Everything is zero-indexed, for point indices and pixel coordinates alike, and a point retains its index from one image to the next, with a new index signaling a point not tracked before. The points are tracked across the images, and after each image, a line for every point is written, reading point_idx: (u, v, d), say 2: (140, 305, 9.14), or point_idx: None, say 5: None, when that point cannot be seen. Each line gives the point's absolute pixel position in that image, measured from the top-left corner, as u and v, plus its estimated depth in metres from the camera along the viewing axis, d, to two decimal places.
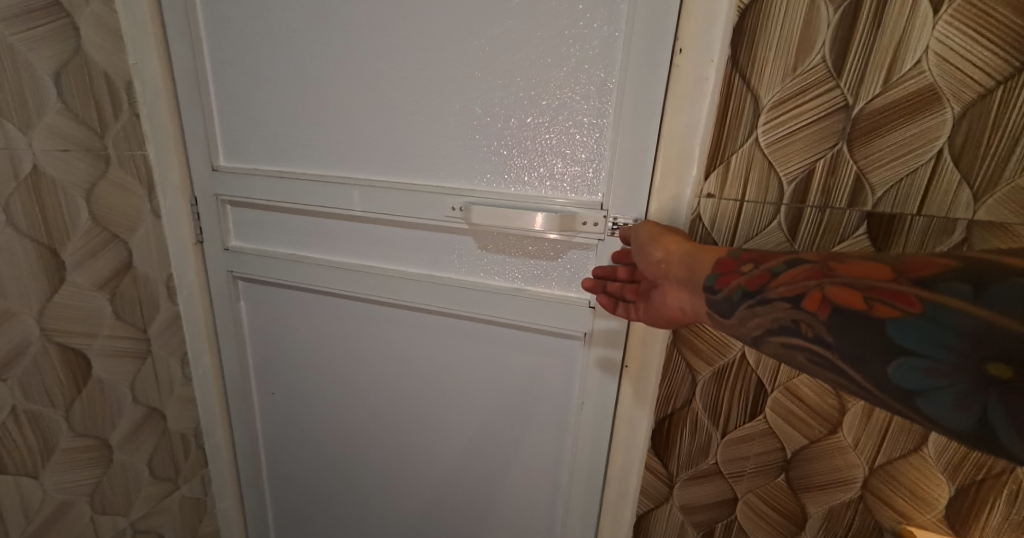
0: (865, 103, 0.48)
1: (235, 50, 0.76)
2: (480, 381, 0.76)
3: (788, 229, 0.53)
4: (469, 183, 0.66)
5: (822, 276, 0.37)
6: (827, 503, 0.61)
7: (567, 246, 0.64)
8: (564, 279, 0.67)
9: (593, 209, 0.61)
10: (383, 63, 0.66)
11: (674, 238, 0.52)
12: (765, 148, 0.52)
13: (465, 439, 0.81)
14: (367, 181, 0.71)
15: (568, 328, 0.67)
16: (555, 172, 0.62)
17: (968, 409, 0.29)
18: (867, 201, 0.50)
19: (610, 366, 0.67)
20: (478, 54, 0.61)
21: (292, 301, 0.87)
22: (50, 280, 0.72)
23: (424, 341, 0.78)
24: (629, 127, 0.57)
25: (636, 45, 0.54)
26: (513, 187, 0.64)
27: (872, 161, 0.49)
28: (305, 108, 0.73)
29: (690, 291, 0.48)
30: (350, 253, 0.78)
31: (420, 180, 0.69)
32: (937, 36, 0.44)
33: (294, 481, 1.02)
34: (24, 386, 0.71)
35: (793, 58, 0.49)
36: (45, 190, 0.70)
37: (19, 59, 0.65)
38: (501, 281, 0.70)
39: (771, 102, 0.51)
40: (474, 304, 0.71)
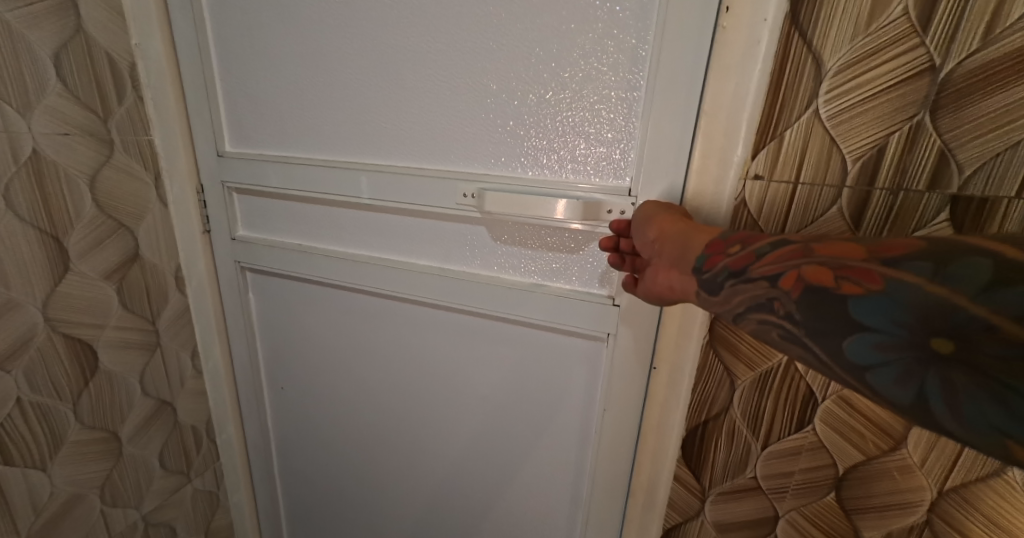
0: (956, 64, 0.40)
1: (239, 27, 0.71)
2: (494, 381, 0.71)
3: (851, 216, 0.46)
4: (483, 167, 0.61)
5: (801, 256, 0.34)
6: (885, 529, 0.53)
7: (590, 236, 0.58)
8: (586, 273, 0.60)
9: (620, 195, 0.54)
10: (391, 35, 0.60)
11: (669, 216, 0.47)
12: (826, 121, 0.45)
13: (478, 440, 0.76)
14: (375, 166, 0.66)
15: (590, 326, 0.62)
16: (577, 154, 0.55)
17: (908, 384, 0.27)
18: (953, 182, 0.42)
19: (636, 369, 0.61)
20: (494, 22, 0.55)
21: (301, 294, 0.84)
22: (54, 269, 0.70)
23: (436, 337, 0.73)
24: (664, 100, 0.50)
25: (676, 4, 0.47)
26: (530, 172, 0.58)
27: (961, 135, 0.41)
28: (310, 88, 0.68)
29: (679, 270, 0.43)
30: (359, 243, 0.74)
31: (431, 165, 0.63)
32: None
33: (305, 475, 1.01)
34: (30, 379, 0.69)
35: (867, 13, 0.41)
36: (47, 176, 0.67)
37: (15, 37, 0.62)
38: (517, 275, 0.64)
39: (836, 67, 0.43)
40: (488, 299, 0.66)
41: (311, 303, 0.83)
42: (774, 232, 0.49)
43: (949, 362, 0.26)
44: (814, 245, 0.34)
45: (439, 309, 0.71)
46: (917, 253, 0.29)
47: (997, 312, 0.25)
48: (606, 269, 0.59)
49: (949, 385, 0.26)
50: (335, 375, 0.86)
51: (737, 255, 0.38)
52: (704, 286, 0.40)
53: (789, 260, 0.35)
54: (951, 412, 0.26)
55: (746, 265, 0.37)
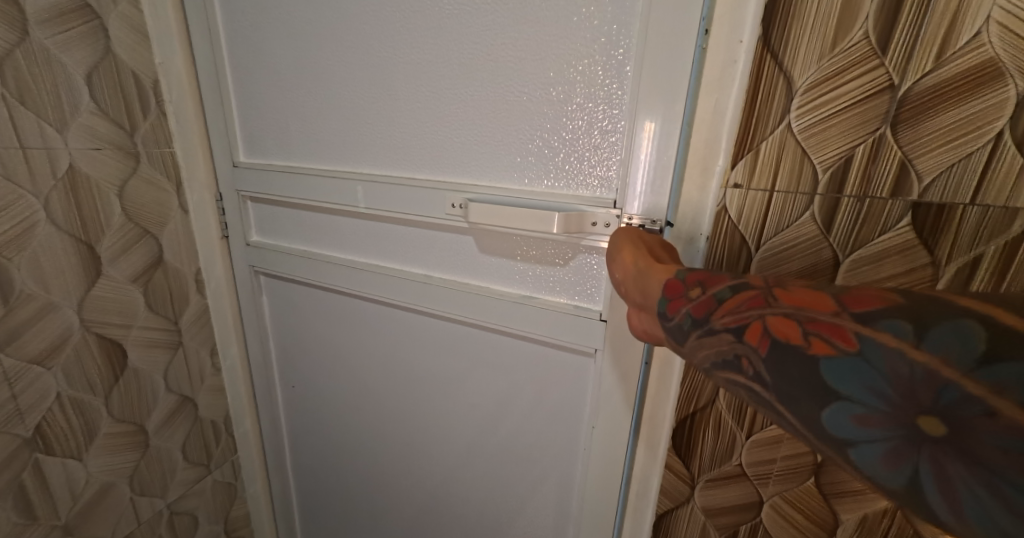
0: (913, 82, 0.43)
1: (250, 47, 0.76)
2: (493, 380, 0.75)
3: (823, 220, 0.49)
4: (471, 179, 0.65)
5: (761, 303, 0.36)
6: (862, 510, 0.57)
7: (576, 248, 0.62)
8: (574, 282, 0.64)
9: (605, 208, 0.57)
10: (391, 57, 0.65)
11: (630, 253, 0.49)
12: (798, 134, 0.48)
13: (478, 436, 0.79)
14: (369, 176, 0.71)
15: (579, 342, 0.65)
16: (560, 167, 0.60)
17: (898, 463, 0.27)
18: (913, 190, 0.45)
19: (625, 371, 0.63)
20: (488, 42, 0.59)
21: (311, 298, 0.88)
22: (87, 273, 0.75)
23: (438, 340, 0.77)
24: (648, 116, 0.52)
25: (658, 24, 0.50)
26: (516, 184, 0.63)
27: (920, 146, 0.44)
28: (316, 104, 0.73)
29: (648, 314, 0.45)
30: (359, 250, 0.79)
31: (429, 176, 0.68)
32: (1002, 3, 0.39)
33: (315, 469, 1.05)
34: (67, 375, 0.75)
35: (831, 36, 0.45)
36: (82, 188, 0.73)
37: (52, 61, 0.67)
38: (509, 288, 0.68)
39: (805, 85, 0.47)
40: (481, 307, 0.70)
41: (321, 305, 0.88)
42: (752, 236, 0.53)
43: (941, 444, 0.26)
44: (776, 293, 0.36)
45: (438, 313, 0.74)
46: (895, 313, 0.30)
47: (999, 393, 0.25)
48: (590, 281, 0.63)
49: (939, 468, 0.26)
50: (343, 374, 0.90)
51: (697, 300, 0.40)
52: (669, 330, 0.42)
53: (751, 309, 0.36)
54: (943, 500, 0.25)
55: (707, 313, 0.39)
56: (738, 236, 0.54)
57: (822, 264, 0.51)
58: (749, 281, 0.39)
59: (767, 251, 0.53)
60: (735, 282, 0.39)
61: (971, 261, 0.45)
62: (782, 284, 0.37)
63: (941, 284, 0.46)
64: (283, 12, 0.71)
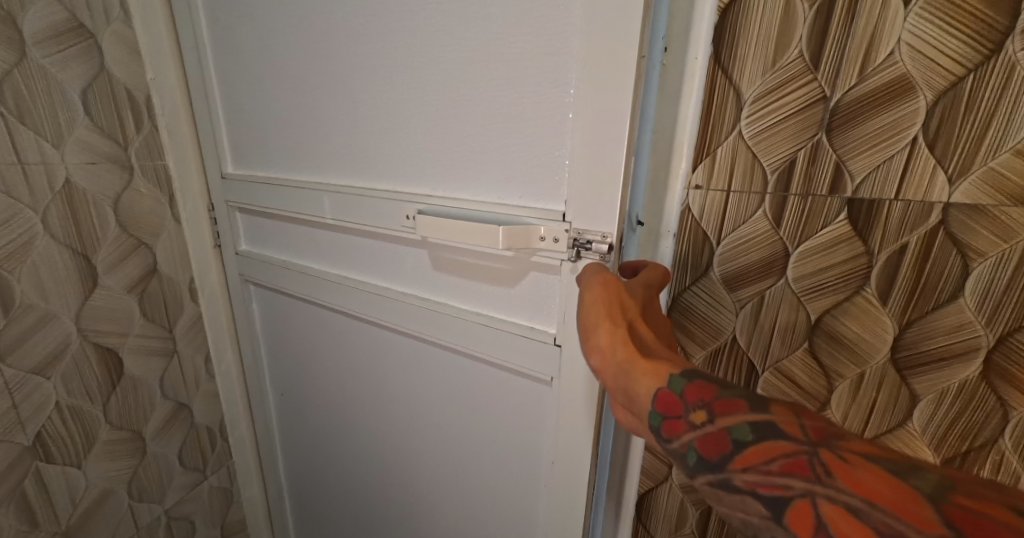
0: (842, 94, 0.50)
1: (236, 63, 0.79)
2: (458, 389, 0.76)
3: (773, 216, 0.56)
4: (428, 189, 0.66)
5: (810, 478, 0.33)
6: None
7: (526, 263, 0.62)
8: (530, 301, 0.64)
9: (555, 222, 0.57)
10: (355, 73, 0.66)
11: (607, 337, 0.47)
12: (748, 140, 0.55)
13: (450, 444, 0.80)
14: (337, 186, 0.73)
15: (536, 368, 0.66)
16: (506, 179, 0.60)
17: None
18: (847, 188, 0.52)
19: (584, 396, 0.62)
20: (439, 50, 0.59)
21: (299, 308, 0.91)
22: (84, 284, 0.78)
23: (410, 350, 0.79)
24: (589, 135, 0.52)
25: (599, 47, 0.49)
26: (466, 196, 0.63)
27: (851, 150, 0.51)
28: (298, 117, 0.76)
29: (634, 415, 0.45)
30: (334, 264, 0.82)
31: (393, 185, 0.69)
32: (909, 28, 0.46)
33: (308, 474, 1.07)
34: (67, 383, 0.77)
35: (772, 54, 0.51)
36: (78, 202, 0.75)
37: (49, 80, 0.70)
38: (466, 304, 0.70)
39: (753, 97, 0.53)
40: (442, 321, 0.72)
41: (308, 314, 0.90)
42: (712, 233, 0.59)
43: None
44: (829, 469, 0.33)
45: (406, 326, 0.76)
46: None
47: None
48: (545, 299, 0.62)
49: None
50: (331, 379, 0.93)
51: (712, 434, 0.39)
52: (671, 457, 0.40)
53: (792, 478, 0.34)
54: None
55: (727, 460, 0.37)
56: (701, 233, 0.59)
57: (777, 255, 0.57)
58: (788, 435, 0.36)
59: (727, 246, 0.59)
60: (764, 427, 0.37)
61: (898, 249, 0.51)
62: (832, 452, 0.35)
63: (875, 270, 0.53)
64: (258, 25, 0.73)
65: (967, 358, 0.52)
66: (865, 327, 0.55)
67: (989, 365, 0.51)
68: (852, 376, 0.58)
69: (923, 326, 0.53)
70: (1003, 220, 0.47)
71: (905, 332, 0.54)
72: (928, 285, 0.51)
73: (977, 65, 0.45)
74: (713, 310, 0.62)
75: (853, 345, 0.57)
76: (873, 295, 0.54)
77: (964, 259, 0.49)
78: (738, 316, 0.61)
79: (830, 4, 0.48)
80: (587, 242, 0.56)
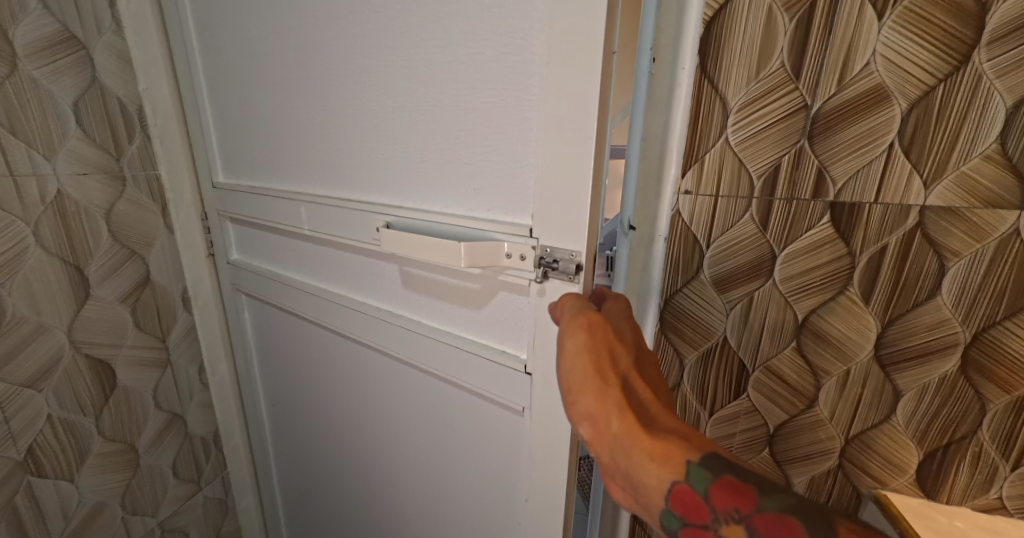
0: (823, 102, 0.52)
1: (222, 70, 0.77)
2: (429, 410, 0.72)
3: (760, 220, 0.58)
4: (399, 200, 0.62)
5: None
6: (810, 473, 0.65)
7: (495, 280, 0.58)
8: (501, 324, 0.60)
9: (521, 238, 0.53)
10: (325, 81, 0.64)
11: (598, 400, 0.40)
12: (734, 147, 0.56)
13: (427, 468, 0.76)
14: (311, 200, 0.72)
15: (506, 397, 0.62)
16: (474, 190, 0.56)
17: None
18: (829, 192, 0.54)
19: (554, 429, 0.58)
20: (406, 49, 0.55)
21: (287, 321, 0.89)
22: (76, 295, 0.77)
23: (384, 370, 0.76)
24: (554, 150, 0.49)
25: (564, 51, 0.45)
26: (435, 208, 0.59)
27: (832, 155, 0.53)
28: (279, 123, 0.72)
29: (638, 502, 0.37)
30: (318, 276, 0.80)
31: (364, 197, 0.66)
32: (884, 40, 0.48)
33: (299, 489, 1.05)
34: (59, 396, 0.77)
35: (756, 64, 0.53)
36: (70, 213, 0.74)
37: (42, 92, 0.70)
38: (438, 323, 0.66)
39: (738, 105, 0.55)
40: (414, 340, 0.69)
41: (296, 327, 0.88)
42: (702, 236, 0.61)
43: None
44: None
45: (382, 344, 0.73)
46: None
47: None
48: (515, 320, 0.58)
49: None
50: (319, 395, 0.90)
51: None
52: None
53: None
54: None
55: None
56: (691, 236, 0.61)
57: (764, 258, 0.59)
58: None
59: (716, 249, 0.61)
60: None
61: (879, 250, 0.54)
62: None
63: (857, 271, 0.55)
64: (240, 30, 0.71)
65: (946, 353, 0.54)
66: (849, 326, 0.58)
67: (966, 359, 0.54)
68: (839, 374, 0.60)
69: (904, 323, 0.55)
70: (975, 221, 0.50)
71: (887, 329, 0.56)
72: (907, 284, 0.54)
73: (947, 75, 0.47)
74: (703, 311, 0.64)
75: (839, 343, 0.59)
76: (856, 295, 0.56)
77: (941, 260, 0.52)
78: (728, 317, 0.63)
79: (809, 16, 0.50)
80: (553, 261, 0.51)
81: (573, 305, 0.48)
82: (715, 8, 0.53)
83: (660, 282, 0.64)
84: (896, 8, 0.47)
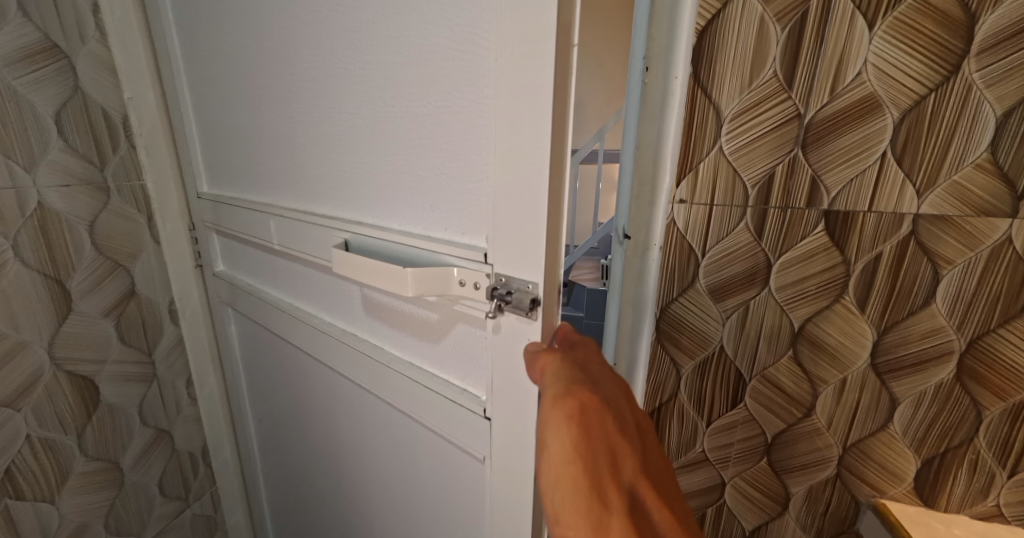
0: (816, 111, 0.52)
1: (201, 74, 0.72)
2: (392, 448, 0.63)
3: (755, 229, 0.57)
4: (356, 214, 0.54)
5: None
6: (808, 483, 0.65)
7: (453, 311, 0.49)
8: (460, 359, 0.51)
9: (475, 263, 0.44)
10: (297, 74, 0.55)
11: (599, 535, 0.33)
12: (729, 155, 0.56)
13: (391, 511, 0.68)
14: (284, 209, 0.63)
15: (468, 443, 0.52)
16: (433, 204, 0.47)
17: None
18: (823, 200, 0.54)
19: (516, 488, 0.48)
20: (360, 49, 0.47)
21: (268, 344, 0.82)
22: (58, 310, 0.74)
23: (348, 399, 0.68)
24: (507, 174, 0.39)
25: (517, 47, 0.36)
26: (393, 224, 0.51)
27: (826, 164, 0.53)
28: (252, 130, 0.66)
29: None
30: (298, 295, 0.71)
31: (330, 210, 0.57)
32: (874, 50, 0.48)
33: (283, 513, 1.00)
34: (38, 415, 0.74)
35: (749, 73, 0.53)
36: (51, 226, 0.72)
37: (20, 102, 0.66)
38: (399, 352, 0.57)
39: (732, 113, 0.54)
40: (376, 370, 0.60)
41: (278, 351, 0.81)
42: (697, 245, 0.60)
43: None
44: None
45: (344, 369, 0.65)
46: None
47: None
48: (475, 358, 0.49)
49: None
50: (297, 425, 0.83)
51: None
52: None
53: None
54: None
55: None
56: (687, 245, 0.60)
57: (759, 267, 0.59)
58: None
59: (711, 258, 0.60)
60: None
61: (873, 258, 0.54)
62: None
63: (853, 279, 0.55)
64: (212, 30, 0.66)
65: (941, 361, 0.54)
66: (845, 334, 0.58)
67: (961, 367, 0.54)
68: (836, 382, 0.60)
69: (899, 331, 0.55)
70: (966, 229, 0.50)
71: (884, 336, 0.56)
72: (902, 292, 0.54)
73: (938, 84, 0.48)
74: (699, 320, 0.63)
75: (835, 351, 0.59)
76: (851, 303, 0.56)
77: (935, 267, 0.52)
78: (724, 326, 0.62)
79: (801, 26, 0.50)
80: (507, 293, 0.41)
81: (557, 375, 0.38)
82: (708, 16, 0.52)
83: (656, 291, 0.63)
84: (886, 18, 0.48)
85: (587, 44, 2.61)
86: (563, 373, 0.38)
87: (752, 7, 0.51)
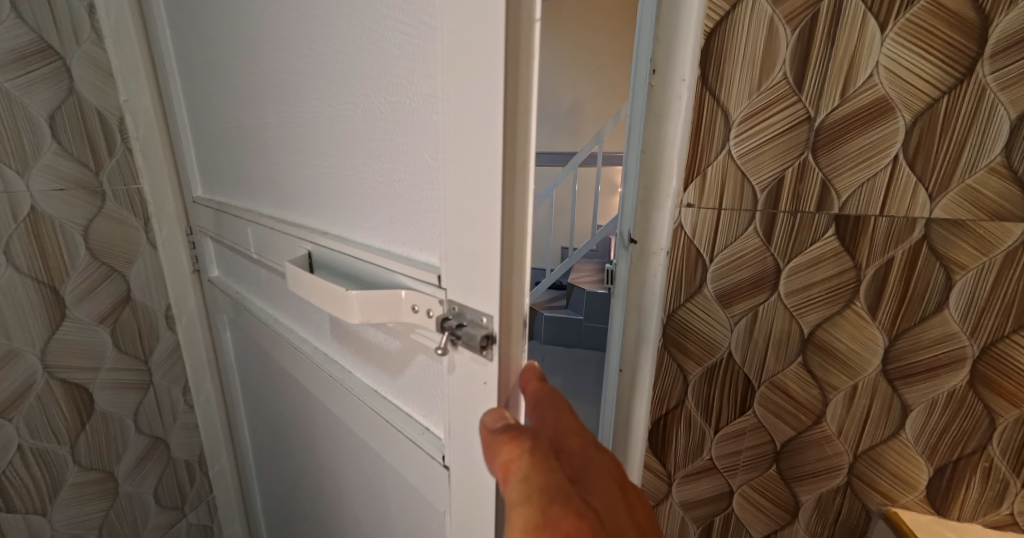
0: (826, 114, 0.51)
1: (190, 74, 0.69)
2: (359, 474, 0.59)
3: (764, 233, 0.56)
4: (319, 226, 0.49)
5: None
6: (818, 490, 0.65)
7: (411, 341, 0.43)
8: (420, 396, 0.45)
9: (426, 290, 0.38)
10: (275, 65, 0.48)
11: None
12: (737, 159, 0.55)
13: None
14: (266, 216, 0.58)
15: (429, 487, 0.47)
16: (390, 218, 0.41)
17: None
18: (834, 205, 0.53)
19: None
20: (324, 42, 0.41)
21: (259, 356, 0.79)
22: (51, 317, 0.73)
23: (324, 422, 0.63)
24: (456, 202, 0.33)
25: (466, 39, 0.30)
26: (350, 237, 0.45)
27: (836, 168, 0.52)
28: (235, 132, 0.62)
29: None
30: (281, 307, 0.66)
31: (296, 220, 0.53)
32: (886, 52, 0.48)
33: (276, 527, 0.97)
34: (30, 425, 0.73)
35: (758, 76, 0.52)
36: (45, 231, 0.70)
37: (14, 104, 0.65)
38: (363, 379, 0.52)
39: (740, 116, 0.53)
40: (343, 395, 0.56)
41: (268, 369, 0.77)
42: (706, 251, 0.59)
43: None
44: None
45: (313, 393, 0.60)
46: None
47: None
48: (433, 397, 0.43)
49: None
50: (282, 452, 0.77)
51: None
52: None
53: None
54: None
55: None
56: (694, 250, 0.60)
57: (767, 272, 0.58)
58: None
59: (719, 263, 0.59)
60: None
61: (885, 263, 0.53)
62: None
63: (864, 284, 0.55)
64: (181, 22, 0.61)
65: (954, 368, 0.54)
66: (856, 340, 0.57)
67: (974, 373, 0.54)
68: (846, 388, 0.59)
69: (911, 337, 0.55)
70: (980, 234, 0.50)
71: (897, 343, 0.55)
72: (914, 298, 0.53)
73: (950, 88, 0.47)
74: (706, 325, 0.62)
75: (845, 357, 0.58)
76: (862, 308, 0.55)
77: (948, 273, 0.51)
78: (731, 331, 0.61)
79: (811, 28, 0.49)
80: (456, 329, 0.35)
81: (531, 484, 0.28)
82: (716, 18, 0.51)
83: (663, 297, 0.62)
84: (898, 20, 0.47)
85: (585, 45, 2.60)
86: (534, 481, 0.29)
87: (761, 9, 0.50)
